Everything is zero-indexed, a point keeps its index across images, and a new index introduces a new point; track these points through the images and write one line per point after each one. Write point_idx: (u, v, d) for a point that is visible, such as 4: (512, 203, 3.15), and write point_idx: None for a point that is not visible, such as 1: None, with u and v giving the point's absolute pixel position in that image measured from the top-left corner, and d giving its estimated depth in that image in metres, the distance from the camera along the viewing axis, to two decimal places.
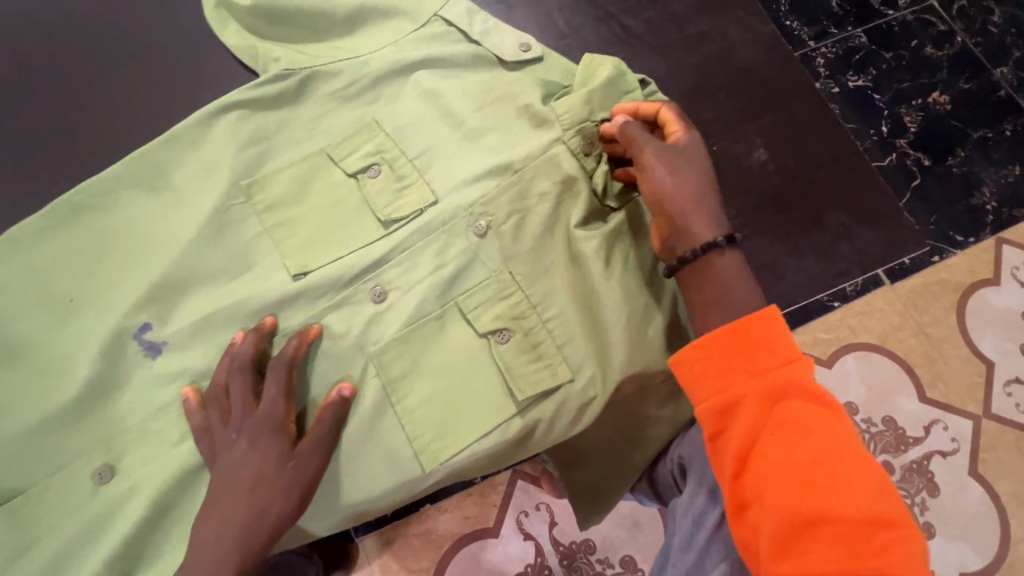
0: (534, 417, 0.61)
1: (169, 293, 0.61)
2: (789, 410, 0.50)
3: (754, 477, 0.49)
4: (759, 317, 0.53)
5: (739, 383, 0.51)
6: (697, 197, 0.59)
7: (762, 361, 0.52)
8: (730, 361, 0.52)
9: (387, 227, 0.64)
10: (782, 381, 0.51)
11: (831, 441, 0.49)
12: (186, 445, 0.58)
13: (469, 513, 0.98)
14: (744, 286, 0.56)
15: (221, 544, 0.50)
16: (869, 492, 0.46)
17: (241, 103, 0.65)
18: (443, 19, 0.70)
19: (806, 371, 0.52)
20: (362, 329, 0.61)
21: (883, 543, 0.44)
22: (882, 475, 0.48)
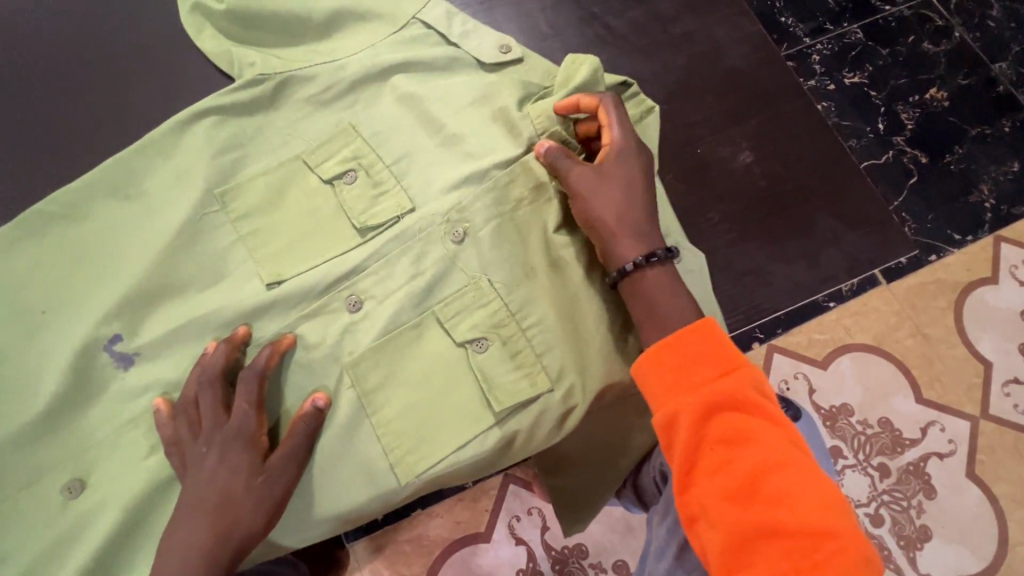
0: (512, 428, 0.60)
1: (141, 304, 0.60)
2: (725, 424, 0.51)
3: (697, 493, 0.51)
4: (690, 331, 0.54)
5: (676, 401, 0.52)
6: (624, 214, 0.59)
7: (697, 376, 0.53)
8: (668, 380, 0.53)
9: (363, 234, 0.62)
10: (716, 396, 0.51)
11: (768, 452, 0.49)
12: (157, 457, 0.57)
13: (461, 518, 0.97)
14: (669, 301, 0.57)
15: (192, 558, 0.50)
16: (807, 500, 0.47)
17: (215, 109, 0.64)
18: (422, 22, 0.68)
19: (741, 382, 0.52)
20: (338, 338, 0.60)
21: (821, 551, 0.45)
22: (821, 476, 0.49)
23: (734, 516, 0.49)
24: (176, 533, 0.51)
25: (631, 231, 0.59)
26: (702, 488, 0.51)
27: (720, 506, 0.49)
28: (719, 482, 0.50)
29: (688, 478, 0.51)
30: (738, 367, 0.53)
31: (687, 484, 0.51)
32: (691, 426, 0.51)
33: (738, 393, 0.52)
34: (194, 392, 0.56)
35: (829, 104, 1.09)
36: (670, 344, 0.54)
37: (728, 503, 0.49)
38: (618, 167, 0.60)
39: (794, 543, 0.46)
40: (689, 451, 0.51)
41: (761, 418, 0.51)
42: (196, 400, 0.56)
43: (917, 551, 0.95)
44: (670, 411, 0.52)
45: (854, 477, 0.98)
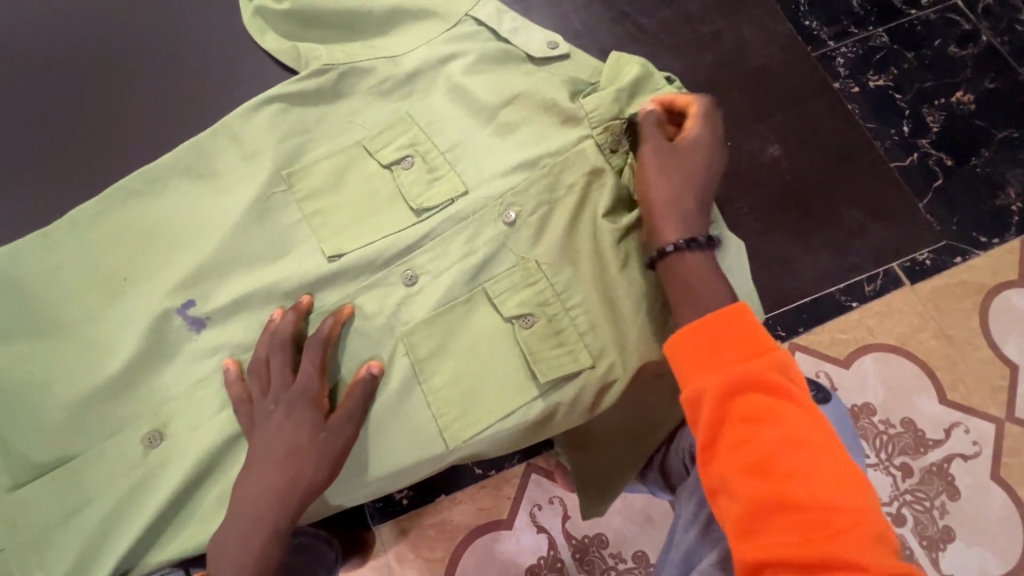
0: (557, 399, 0.63)
1: (214, 274, 0.65)
2: (747, 403, 0.53)
3: (717, 467, 0.52)
4: (720, 314, 0.56)
5: (700, 378, 0.54)
6: (675, 200, 0.62)
7: (723, 357, 0.55)
8: (695, 359, 0.56)
9: (418, 215, 0.66)
10: (740, 376, 0.53)
11: (788, 430, 0.51)
12: (225, 413, 0.61)
13: (483, 505, 1.00)
14: (710, 282, 0.59)
15: (260, 507, 0.54)
16: (825, 477, 0.48)
17: (281, 97, 0.69)
18: (473, 19, 0.73)
19: (766, 364, 0.54)
20: (394, 310, 0.64)
21: (837, 525, 0.46)
22: (842, 456, 0.50)
23: (752, 489, 0.50)
24: (244, 484, 0.55)
25: (678, 216, 0.62)
26: (721, 462, 0.52)
27: (739, 480, 0.50)
28: (738, 457, 0.51)
29: (709, 452, 0.53)
30: (764, 351, 0.55)
31: (708, 458, 0.53)
32: (713, 402, 0.53)
33: (762, 374, 0.53)
34: (265, 353, 0.60)
35: (854, 106, 1.10)
36: (699, 326, 0.56)
37: (746, 476, 0.50)
38: (691, 156, 0.63)
39: (810, 516, 0.47)
40: (710, 426, 0.53)
41: (782, 400, 0.53)
42: (266, 362, 0.60)
43: (940, 552, 0.96)
44: (694, 388, 0.54)
45: (875, 476, 0.99)
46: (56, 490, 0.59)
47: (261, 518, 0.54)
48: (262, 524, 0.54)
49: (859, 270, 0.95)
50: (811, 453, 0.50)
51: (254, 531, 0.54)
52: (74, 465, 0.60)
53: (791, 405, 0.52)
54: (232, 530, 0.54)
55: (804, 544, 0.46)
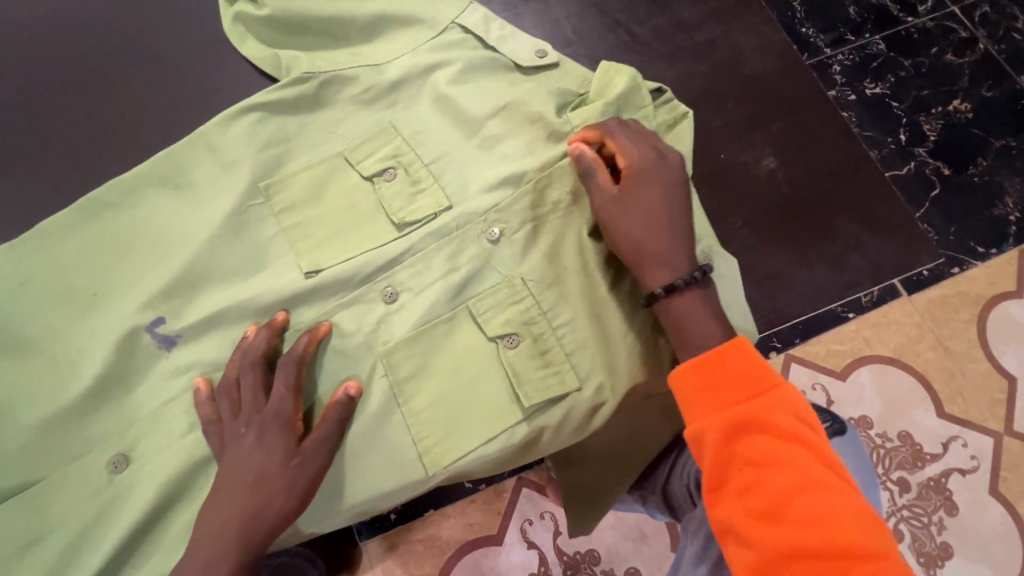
0: (542, 422, 0.60)
1: (186, 289, 0.62)
2: (752, 445, 0.51)
3: (724, 511, 0.50)
4: (720, 351, 0.54)
5: (702, 419, 0.53)
6: (644, 243, 0.59)
7: (725, 396, 0.53)
8: (695, 397, 0.54)
9: (400, 229, 0.64)
10: (743, 415, 0.51)
11: (798, 473, 0.48)
12: (194, 435, 0.59)
13: (473, 520, 0.97)
14: (702, 321, 0.57)
15: (226, 535, 0.52)
16: (839, 523, 0.46)
17: (260, 106, 0.67)
18: (460, 26, 0.71)
19: (771, 401, 0.52)
20: (371, 328, 0.62)
21: (855, 575, 0.44)
22: (857, 499, 0.48)
23: (762, 536, 0.48)
24: (214, 509, 0.53)
25: (654, 259, 0.58)
26: (728, 506, 0.50)
27: (748, 525, 0.48)
28: (746, 500, 0.49)
29: (715, 495, 0.51)
30: (769, 387, 0.53)
31: (714, 501, 0.51)
32: (717, 443, 0.51)
33: (767, 413, 0.51)
34: (236, 373, 0.57)
35: (851, 114, 1.09)
36: (698, 364, 0.54)
37: (756, 522, 0.48)
38: (645, 192, 0.60)
39: (826, 564, 0.45)
40: (715, 469, 0.51)
41: (791, 440, 0.50)
42: (236, 382, 0.57)
43: (938, 569, 0.94)
44: (697, 428, 0.52)
45: None
46: (16, 516, 0.57)
47: (227, 545, 0.52)
48: (227, 552, 0.51)
49: (855, 284, 0.93)
50: (824, 497, 0.47)
51: (219, 559, 0.51)
52: (37, 490, 0.58)
53: (800, 445, 0.50)
54: (196, 558, 0.51)
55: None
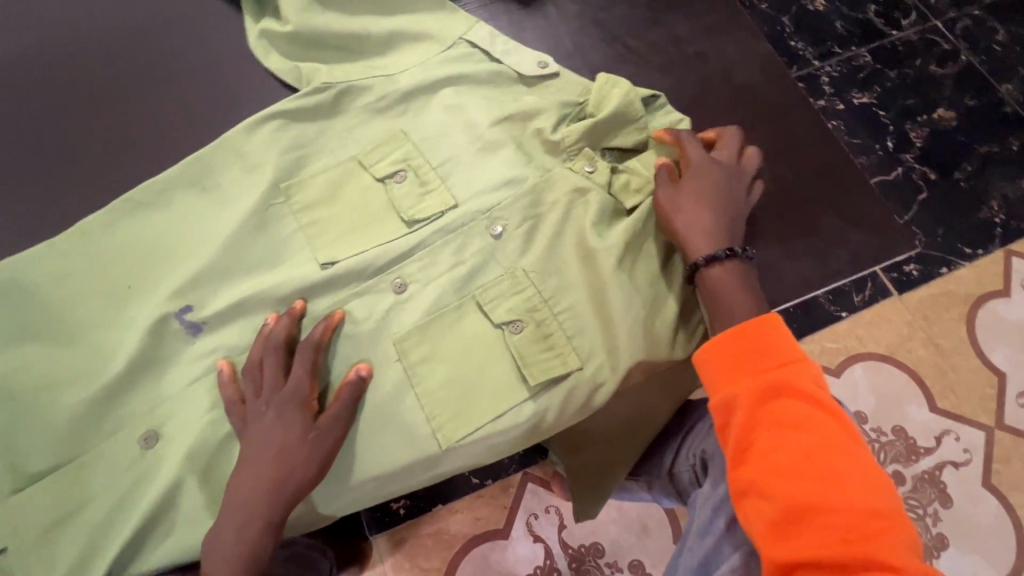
0: (544, 404, 0.65)
1: (212, 279, 0.67)
2: (780, 408, 0.56)
3: (750, 469, 0.54)
4: (753, 323, 0.61)
5: (736, 383, 0.58)
6: (699, 223, 0.67)
7: (758, 364, 0.59)
8: (731, 364, 0.59)
9: (410, 226, 0.70)
10: (775, 381, 0.57)
11: (822, 434, 0.54)
12: (216, 412, 0.63)
13: (480, 514, 1.00)
14: (735, 289, 0.65)
15: (250, 503, 0.56)
16: (856, 481, 0.51)
17: (282, 113, 0.73)
18: (468, 41, 0.78)
19: (799, 371, 0.58)
20: (382, 315, 0.67)
21: (871, 527, 0.48)
22: (869, 463, 0.53)
23: (785, 491, 0.52)
24: (240, 479, 0.57)
25: (706, 236, 0.66)
26: (754, 464, 0.54)
27: (772, 481, 0.52)
28: (772, 458, 0.53)
29: (742, 454, 0.55)
30: (794, 361, 0.59)
31: (740, 460, 0.55)
32: (750, 404, 0.57)
33: (797, 381, 0.57)
34: (259, 356, 0.62)
35: (839, 123, 1.15)
36: (734, 334, 0.60)
37: (779, 478, 0.52)
38: (700, 183, 0.69)
39: (843, 517, 0.49)
40: (745, 428, 0.56)
41: (815, 406, 0.56)
42: (260, 364, 0.62)
43: (935, 559, 0.97)
44: (731, 391, 0.58)
45: None
46: (55, 490, 0.61)
47: (252, 512, 0.56)
48: (252, 518, 0.56)
49: (836, 274, 0.96)
50: (844, 459, 0.52)
51: (247, 523, 0.56)
52: (74, 465, 0.62)
53: (823, 411, 0.55)
54: (224, 522, 0.56)
55: (838, 544, 0.48)
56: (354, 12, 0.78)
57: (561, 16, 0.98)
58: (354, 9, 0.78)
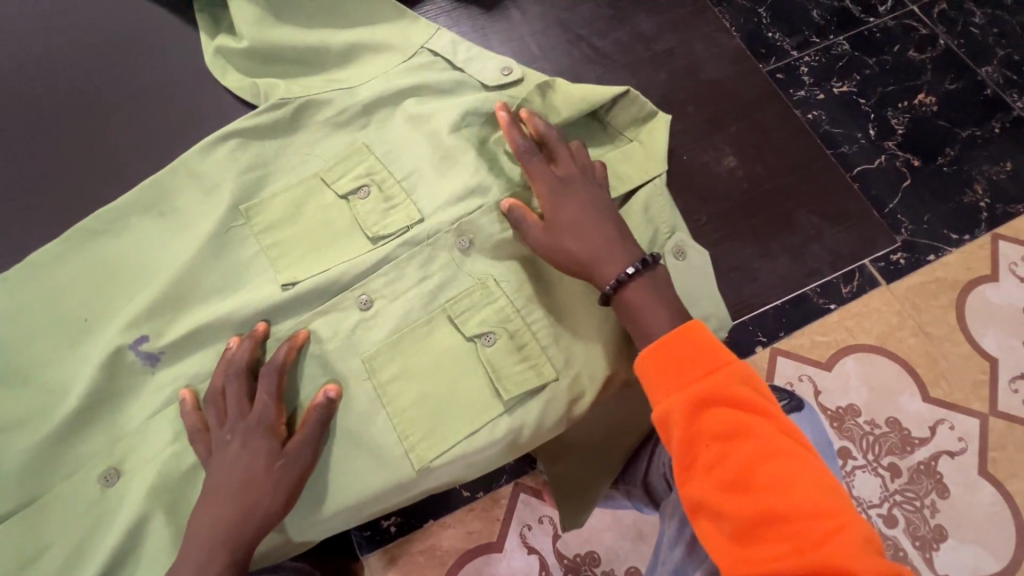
0: (522, 417, 0.63)
1: (168, 307, 0.64)
2: (715, 420, 0.55)
3: (698, 488, 0.54)
4: (676, 333, 0.58)
5: (668, 400, 0.57)
6: (596, 235, 0.63)
7: (685, 376, 0.57)
8: (659, 380, 0.58)
9: (374, 243, 0.67)
10: (704, 392, 0.56)
11: (759, 442, 0.53)
12: (178, 444, 0.61)
13: (473, 528, 0.98)
14: (651, 310, 0.60)
15: (213, 542, 0.54)
16: (799, 484, 0.51)
17: (239, 132, 0.71)
18: (429, 50, 0.76)
19: (727, 375, 0.56)
20: (348, 334, 0.64)
21: (820, 531, 0.48)
22: (811, 459, 0.53)
23: (732, 506, 0.52)
24: (202, 515, 0.55)
25: (607, 249, 0.62)
26: (699, 483, 0.54)
27: (719, 498, 0.53)
28: (715, 474, 0.54)
29: (687, 473, 0.55)
30: (721, 364, 0.57)
31: (686, 479, 0.55)
32: (684, 423, 0.55)
33: (725, 387, 0.56)
34: (222, 384, 0.60)
35: (819, 113, 1.13)
36: (656, 349, 0.58)
37: (725, 494, 0.53)
38: (577, 193, 0.65)
39: (793, 526, 0.50)
40: (684, 447, 0.55)
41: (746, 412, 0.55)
42: (222, 391, 0.60)
43: (933, 552, 0.96)
44: (663, 409, 0.56)
45: (865, 477, 0.99)
46: (11, 536, 0.58)
47: (215, 551, 0.54)
48: (215, 556, 0.53)
49: (814, 273, 0.96)
50: (783, 463, 0.52)
51: (208, 562, 0.53)
52: (31, 509, 0.59)
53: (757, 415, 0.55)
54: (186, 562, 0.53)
55: (792, 555, 0.49)
56: (309, 24, 0.75)
57: (526, 19, 0.96)
58: (309, 20, 0.76)
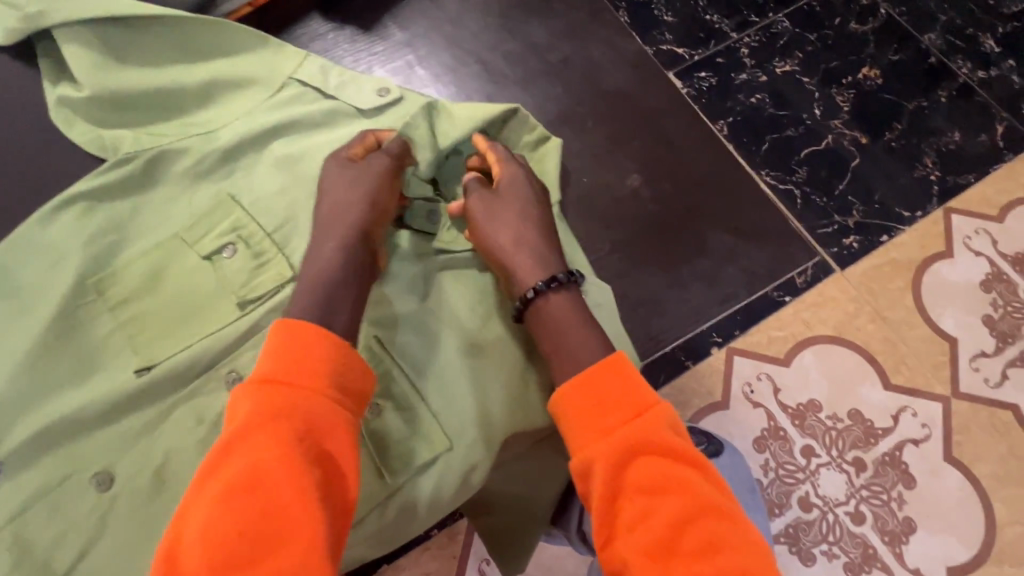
0: (414, 495, 0.57)
1: (5, 408, 0.56)
2: (641, 470, 0.48)
3: (621, 552, 0.46)
4: (600, 367, 0.52)
5: (591, 446, 0.49)
6: (519, 239, 0.60)
7: (611, 418, 0.50)
8: (580, 422, 0.51)
9: (245, 307, 0.60)
10: (632, 438, 0.49)
11: (689, 499, 0.46)
12: (18, 574, 0.52)
13: (429, 570, 0.88)
14: (575, 324, 0.56)
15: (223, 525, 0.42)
16: (733, 553, 0.43)
17: (83, 195, 0.62)
18: (297, 81, 0.69)
19: (656, 419, 0.50)
20: (216, 420, 0.57)
21: None
22: (745, 525, 0.46)
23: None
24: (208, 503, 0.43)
25: (531, 254, 0.59)
26: (622, 545, 0.46)
27: (642, 565, 0.44)
28: (639, 534, 0.45)
29: (610, 534, 0.47)
30: (648, 407, 0.50)
31: (609, 540, 0.47)
32: (607, 470, 0.48)
33: (653, 432, 0.49)
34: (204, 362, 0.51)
35: (763, 95, 1.04)
36: (578, 383, 0.52)
37: (649, 560, 0.44)
38: (513, 196, 0.62)
39: None
40: (606, 502, 0.47)
41: (676, 460, 0.48)
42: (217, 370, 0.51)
43: (903, 545, 0.90)
44: (586, 455, 0.49)
45: (829, 475, 0.93)
46: None
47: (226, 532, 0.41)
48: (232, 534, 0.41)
49: (730, 297, 0.95)
50: (714, 524, 0.45)
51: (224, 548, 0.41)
52: None
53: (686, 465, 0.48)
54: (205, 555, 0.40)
55: None
56: (159, 64, 0.67)
57: (411, 39, 0.96)
58: (159, 61, 0.67)
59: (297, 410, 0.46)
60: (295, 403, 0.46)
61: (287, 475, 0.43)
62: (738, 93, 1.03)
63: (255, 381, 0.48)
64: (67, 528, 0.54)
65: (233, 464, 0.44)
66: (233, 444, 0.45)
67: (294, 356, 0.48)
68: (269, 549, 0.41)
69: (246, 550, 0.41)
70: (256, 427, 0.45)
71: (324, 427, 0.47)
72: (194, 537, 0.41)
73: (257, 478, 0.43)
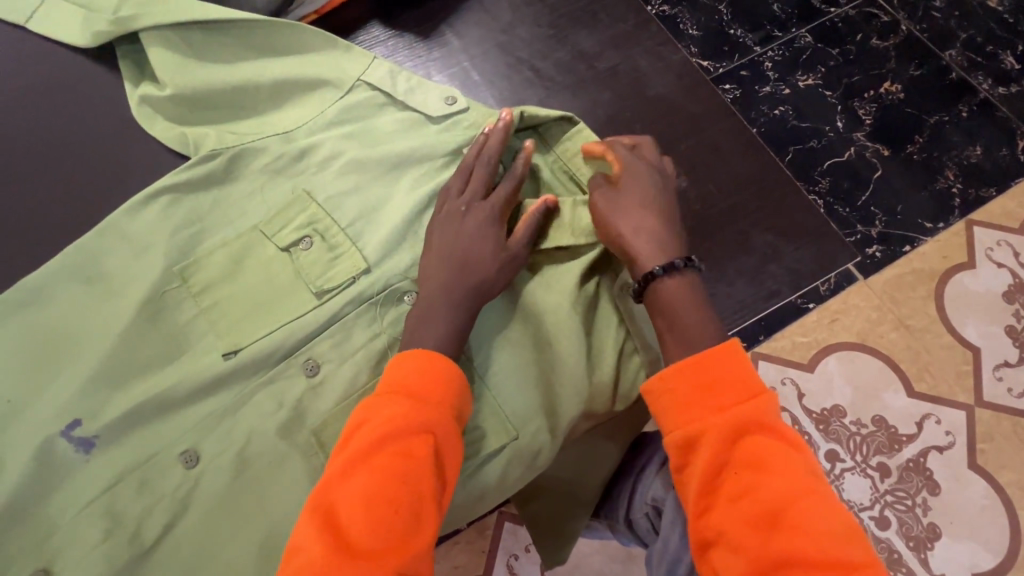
0: (481, 481, 0.60)
1: (102, 386, 0.59)
2: (747, 447, 0.52)
3: (718, 518, 0.50)
4: (717, 351, 0.56)
5: (699, 420, 0.53)
6: (633, 229, 0.62)
7: (720, 398, 0.54)
8: (689, 397, 0.55)
9: (320, 298, 0.63)
10: (741, 417, 0.52)
11: (792, 477, 0.50)
12: (114, 539, 0.55)
13: (458, 562, 0.91)
14: (691, 308, 0.59)
15: (374, 513, 0.47)
16: (833, 532, 0.46)
17: (171, 187, 0.66)
18: (366, 83, 0.72)
19: (764, 402, 0.54)
20: (294, 405, 0.60)
21: None
22: (841, 507, 0.49)
23: (757, 542, 0.47)
24: (361, 484, 0.48)
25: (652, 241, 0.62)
26: (723, 512, 0.50)
27: (742, 531, 0.48)
28: (741, 506, 0.49)
29: (708, 501, 0.51)
30: (757, 393, 0.54)
31: (708, 507, 0.51)
32: (716, 444, 0.52)
33: (762, 416, 0.53)
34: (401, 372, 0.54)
35: (786, 108, 1.07)
36: (694, 363, 0.56)
37: (749, 529, 0.48)
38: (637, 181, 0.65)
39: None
40: (711, 472, 0.51)
41: (781, 444, 0.52)
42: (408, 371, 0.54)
43: (928, 551, 0.92)
44: (695, 427, 0.53)
45: (854, 480, 0.94)
46: None
47: (373, 520, 0.47)
48: (374, 522, 0.47)
49: (775, 293, 0.99)
50: (813, 505, 0.48)
51: (365, 533, 0.46)
52: None
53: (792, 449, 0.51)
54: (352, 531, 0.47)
55: None
56: (235, 65, 0.72)
57: (464, 45, 1.01)
58: (234, 59, 0.72)
59: (436, 428, 0.52)
60: (430, 417, 0.52)
61: (426, 484, 0.49)
62: (761, 105, 1.07)
63: (408, 393, 0.53)
64: (155, 500, 0.57)
65: (382, 463, 0.49)
66: (387, 440, 0.50)
67: (442, 383, 0.54)
68: (405, 544, 0.47)
69: (387, 539, 0.47)
70: (411, 435, 0.50)
71: (448, 441, 0.52)
72: (353, 513, 0.47)
73: (403, 480, 0.49)
